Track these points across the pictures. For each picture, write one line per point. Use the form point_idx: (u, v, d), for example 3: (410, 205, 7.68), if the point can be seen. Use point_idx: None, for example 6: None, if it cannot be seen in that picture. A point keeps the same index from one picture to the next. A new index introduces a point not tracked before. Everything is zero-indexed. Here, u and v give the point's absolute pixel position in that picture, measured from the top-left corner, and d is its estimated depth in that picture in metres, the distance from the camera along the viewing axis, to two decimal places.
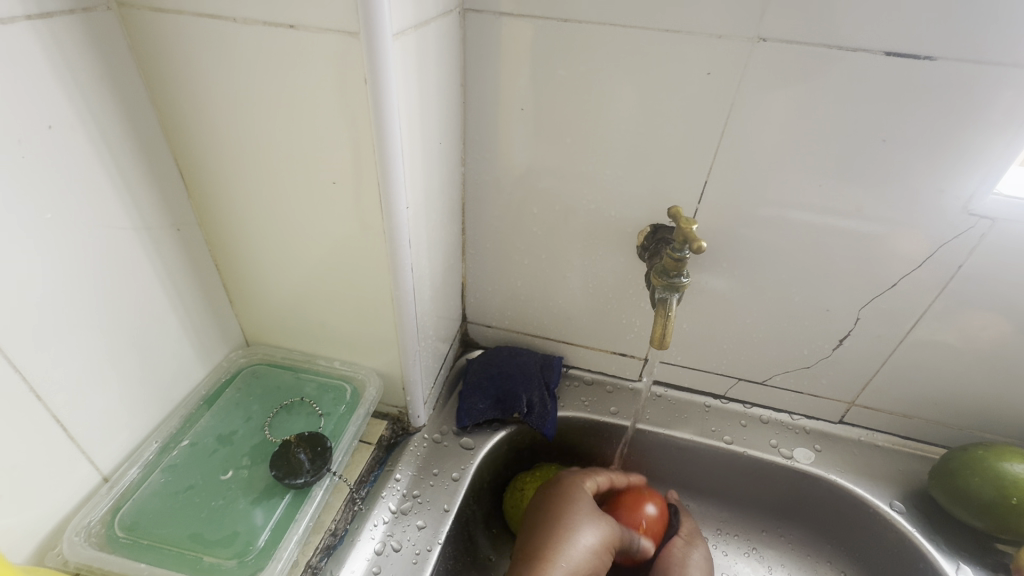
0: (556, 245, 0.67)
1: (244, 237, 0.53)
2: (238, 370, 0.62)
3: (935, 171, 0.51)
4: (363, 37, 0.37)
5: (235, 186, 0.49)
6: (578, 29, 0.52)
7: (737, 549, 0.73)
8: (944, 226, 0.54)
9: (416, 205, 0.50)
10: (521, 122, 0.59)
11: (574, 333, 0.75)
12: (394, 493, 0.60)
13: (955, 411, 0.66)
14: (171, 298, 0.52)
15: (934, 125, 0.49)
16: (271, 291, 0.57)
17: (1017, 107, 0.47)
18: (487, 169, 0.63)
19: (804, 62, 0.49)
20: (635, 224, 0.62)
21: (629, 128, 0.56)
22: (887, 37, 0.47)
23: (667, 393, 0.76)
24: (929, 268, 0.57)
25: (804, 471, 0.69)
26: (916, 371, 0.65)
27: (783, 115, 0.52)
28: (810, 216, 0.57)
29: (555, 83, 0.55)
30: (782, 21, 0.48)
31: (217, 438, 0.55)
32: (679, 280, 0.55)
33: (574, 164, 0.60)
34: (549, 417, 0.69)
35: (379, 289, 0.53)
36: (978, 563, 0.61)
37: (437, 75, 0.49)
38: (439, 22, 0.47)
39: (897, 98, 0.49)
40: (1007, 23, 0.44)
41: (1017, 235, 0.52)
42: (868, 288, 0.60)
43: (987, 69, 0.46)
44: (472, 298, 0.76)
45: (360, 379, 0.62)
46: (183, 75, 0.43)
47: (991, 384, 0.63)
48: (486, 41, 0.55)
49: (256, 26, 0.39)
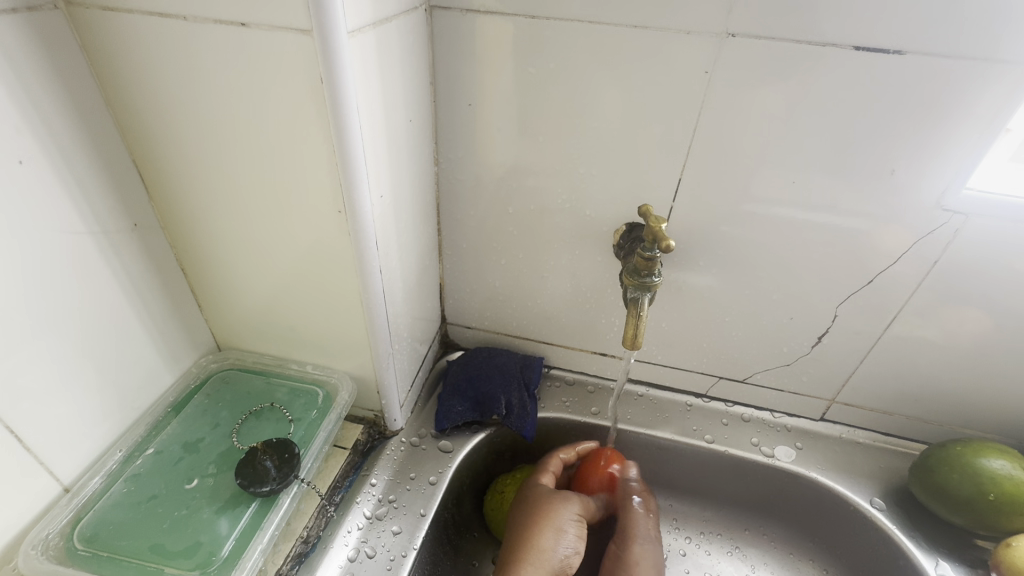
0: (533, 244, 0.66)
1: (208, 242, 0.52)
2: (209, 375, 0.61)
3: (908, 167, 0.51)
4: (316, 36, 0.36)
5: (197, 190, 0.49)
6: (547, 26, 0.51)
7: (720, 548, 0.72)
8: (918, 222, 0.53)
9: (383, 206, 0.49)
10: (493, 120, 0.58)
11: (555, 333, 0.74)
12: (369, 498, 0.59)
13: (935, 407, 0.66)
14: (134, 304, 0.51)
15: (905, 120, 0.49)
16: (239, 297, 0.57)
17: (988, 102, 0.47)
18: (461, 168, 0.63)
19: (774, 58, 0.48)
20: (611, 222, 0.62)
21: (601, 125, 0.55)
22: (857, 31, 0.46)
23: (649, 392, 0.76)
24: (905, 264, 0.56)
25: (785, 469, 0.69)
26: (895, 367, 0.64)
27: (755, 111, 0.51)
28: (786, 213, 0.56)
29: (526, 80, 0.55)
30: (751, 15, 0.47)
31: (184, 446, 0.54)
32: (651, 279, 0.55)
33: (548, 163, 0.59)
34: (528, 418, 0.68)
35: (347, 293, 0.52)
36: (958, 560, 0.60)
37: (402, 73, 0.48)
38: (402, 19, 0.46)
39: (868, 93, 0.48)
40: (977, 17, 0.43)
41: (991, 231, 0.52)
42: (845, 285, 0.60)
43: (957, 64, 0.46)
44: (450, 299, 0.75)
45: (333, 383, 0.61)
46: (137, 77, 0.42)
47: (969, 380, 0.63)
48: (454, 38, 0.54)
49: (208, 25, 0.38)
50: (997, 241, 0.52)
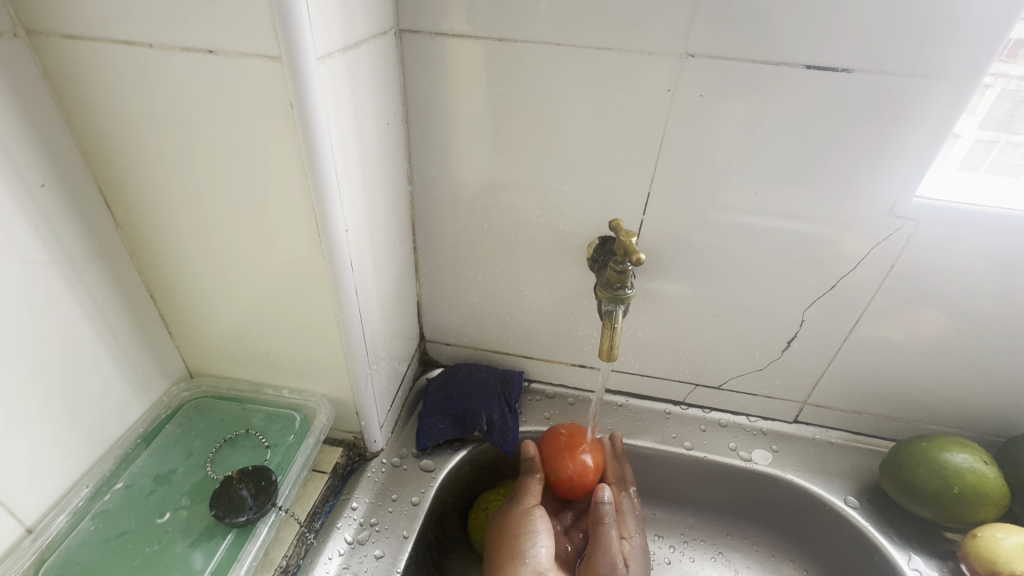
0: (510, 260, 0.67)
1: (178, 268, 0.52)
2: (180, 404, 0.59)
3: (862, 175, 0.54)
4: (285, 62, 0.37)
5: (165, 212, 0.48)
6: (515, 48, 0.53)
7: (704, 554, 0.73)
8: (875, 228, 0.56)
9: (358, 227, 0.49)
10: (466, 139, 0.59)
11: (533, 347, 0.74)
12: (349, 523, 0.58)
13: (901, 405, 0.69)
14: (100, 330, 0.49)
15: (858, 132, 0.52)
16: (210, 321, 0.55)
17: (930, 114, 0.50)
18: (435, 186, 0.63)
19: (731, 76, 0.51)
20: (583, 237, 0.63)
21: (570, 143, 0.57)
22: (806, 52, 0.49)
23: (628, 401, 0.77)
24: (865, 267, 0.59)
25: (762, 471, 0.70)
26: (862, 367, 0.67)
27: (718, 128, 0.54)
28: (750, 223, 0.59)
29: (496, 100, 0.56)
30: (707, 38, 0.49)
31: (154, 478, 0.53)
32: (624, 292, 0.56)
33: (521, 179, 0.60)
34: (509, 433, 0.68)
35: (322, 314, 0.52)
36: (929, 552, 0.62)
37: (373, 94, 0.49)
38: (371, 43, 0.47)
39: (820, 109, 0.51)
40: (916, 38, 0.47)
41: (940, 235, 0.55)
42: (811, 289, 0.62)
43: (899, 80, 0.49)
44: (428, 316, 0.75)
45: (311, 407, 0.60)
46: (102, 103, 0.42)
47: (931, 377, 0.65)
48: (424, 61, 0.55)
49: (176, 52, 0.38)
50: (946, 244, 0.55)
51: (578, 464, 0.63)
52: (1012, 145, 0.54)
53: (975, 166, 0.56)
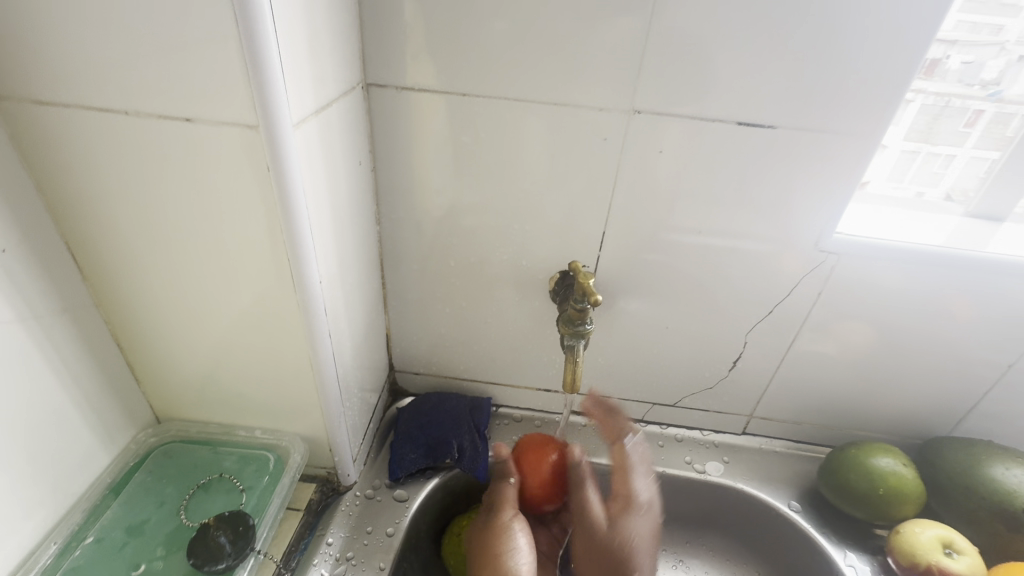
0: (476, 293, 0.70)
1: (148, 317, 0.52)
2: (148, 451, 0.59)
3: (790, 215, 0.60)
4: (262, 130, 0.39)
5: (136, 265, 0.48)
6: (477, 102, 0.56)
7: (665, 563, 0.78)
8: (803, 259, 0.63)
9: (330, 274, 0.51)
10: (433, 182, 0.62)
11: (500, 374, 0.78)
12: (326, 558, 0.59)
13: (834, 414, 0.76)
14: (66, 383, 0.49)
15: (787, 178, 0.58)
16: (180, 367, 0.56)
17: (846, 164, 0.56)
18: (403, 225, 0.66)
19: (674, 129, 0.56)
20: (545, 271, 0.67)
21: (531, 187, 0.61)
22: (739, 109, 0.54)
23: (591, 421, 0.81)
24: (796, 294, 0.66)
25: (715, 482, 0.76)
26: (799, 381, 0.74)
27: (664, 173, 0.59)
28: (696, 256, 0.64)
29: (460, 148, 0.59)
30: (651, 96, 0.54)
31: (126, 530, 0.52)
32: (583, 327, 0.60)
33: (486, 219, 0.64)
34: (480, 459, 0.70)
35: (296, 357, 0.53)
36: (863, 549, 0.69)
37: (343, 147, 0.51)
38: (341, 101, 0.50)
39: (753, 158, 0.57)
40: (829, 103, 0.53)
41: (858, 265, 0.62)
42: (751, 314, 0.68)
43: (818, 135, 0.55)
44: (398, 348, 0.77)
45: (284, 446, 0.61)
46: (73, 164, 0.43)
47: (858, 389, 0.73)
48: (391, 111, 0.58)
49: (152, 119, 0.40)
50: (864, 273, 0.63)
51: (545, 462, 0.68)
52: (933, 154, 0.65)
53: (902, 172, 0.67)
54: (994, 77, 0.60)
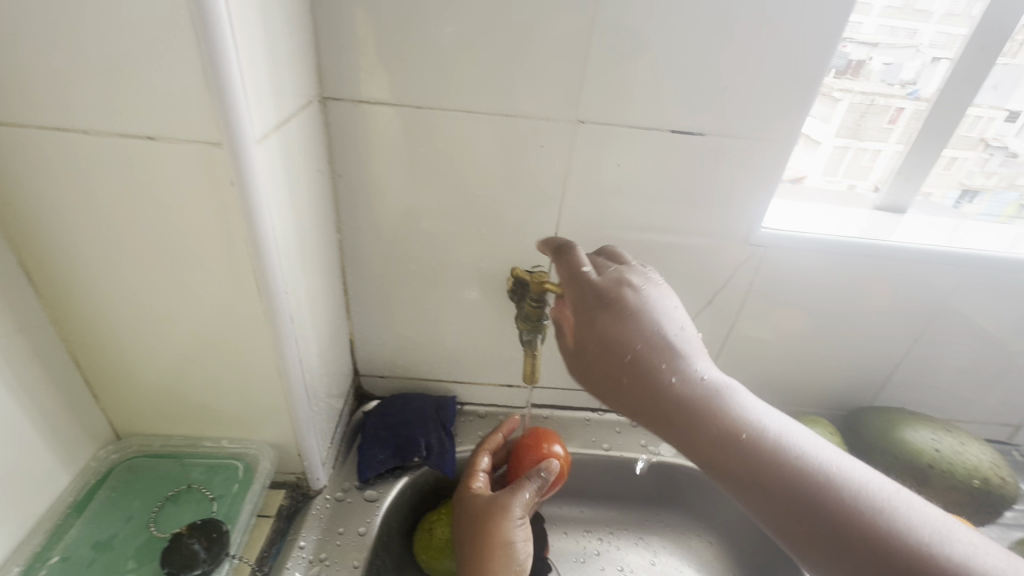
0: (437, 295, 0.73)
1: (106, 332, 0.52)
2: (110, 467, 0.58)
3: (724, 214, 0.66)
4: (227, 147, 0.40)
5: (94, 280, 0.48)
6: (431, 114, 0.59)
7: (628, 541, 0.82)
8: (736, 253, 0.69)
9: (295, 282, 0.53)
10: (391, 190, 0.64)
11: (464, 372, 0.81)
12: (299, 561, 0.60)
13: (771, 392, 0.84)
14: (24, 403, 0.48)
15: (719, 181, 0.64)
16: (142, 382, 0.56)
17: (769, 167, 0.63)
18: (363, 232, 0.68)
19: (616, 138, 0.61)
20: (503, 272, 0.71)
21: (486, 193, 0.64)
22: (673, 119, 0.60)
23: (553, 413, 0.85)
24: (732, 284, 0.72)
25: (668, 462, 0.81)
26: (738, 364, 0.80)
27: (609, 178, 0.64)
28: (641, 253, 0.69)
29: (417, 157, 0.62)
30: (594, 107, 0.59)
31: (93, 546, 0.52)
32: (542, 322, 0.64)
33: (444, 224, 0.67)
34: (447, 456, 0.73)
35: (264, 365, 0.54)
36: None
37: (303, 159, 0.53)
38: (299, 115, 0.51)
39: (688, 163, 0.63)
40: (751, 113, 0.59)
41: (784, 256, 0.69)
42: (693, 304, 0.74)
43: (743, 142, 0.61)
44: (362, 352, 0.78)
45: (252, 454, 0.61)
46: (26, 182, 0.42)
47: (789, 368, 0.80)
48: (348, 123, 0.60)
49: (112, 137, 0.40)
50: (789, 263, 0.70)
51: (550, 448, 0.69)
52: (861, 149, 0.74)
53: (836, 166, 0.76)
54: (912, 77, 0.69)
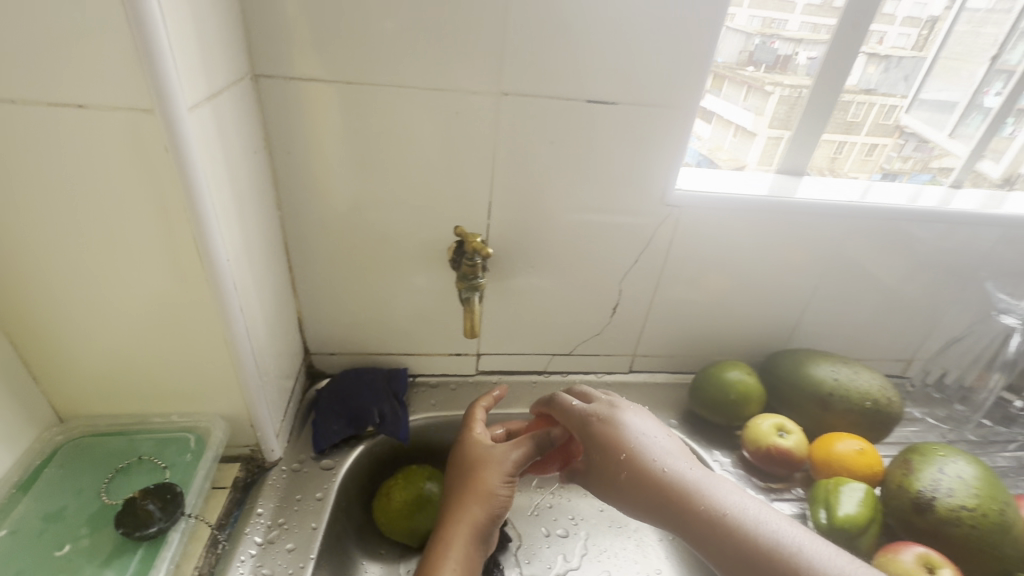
0: (381, 268, 0.76)
1: (43, 310, 0.52)
2: (56, 447, 0.59)
3: (642, 178, 0.72)
4: (158, 112, 0.42)
5: (27, 256, 0.49)
6: (362, 90, 0.62)
7: (578, 493, 0.88)
8: (656, 214, 0.76)
9: (236, 251, 0.54)
10: (329, 166, 0.67)
11: (413, 344, 0.84)
12: (258, 527, 0.62)
13: (699, 345, 0.91)
14: None
15: (635, 146, 0.70)
16: (83, 360, 0.56)
17: (678, 132, 0.69)
18: (304, 209, 0.70)
19: (538, 109, 0.66)
20: (443, 241, 0.74)
21: (421, 165, 0.68)
22: (589, 90, 0.65)
23: (502, 379, 0.90)
24: (656, 244, 0.79)
25: None
26: (668, 320, 0.87)
27: (535, 147, 0.68)
28: (572, 218, 0.75)
29: (352, 132, 0.65)
30: (515, 80, 0.64)
31: (43, 518, 0.54)
32: (477, 280, 0.70)
33: (382, 197, 0.70)
34: (401, 422, 0.76)
35: (211, 334, 0.55)
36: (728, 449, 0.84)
37: (237, 132, 0.55)
38: (230, 89, 0.53)
39: (606, 131, 0.68)
40: (657, 84, 0.66)
41: (699, 215, 0.76)
42: (623, 265, 0.80)
43: (654, 110, 0.67)
44: (311, 330, 0.80)
45: (204, 426, 0.63)
46: None
47: (713, 320, 0.88)
48: (281, 100, 0.62)
49: (39, 107, 0.41)
50: (704, 222, 0.77)
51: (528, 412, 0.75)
52: (772, 137, 0.82)
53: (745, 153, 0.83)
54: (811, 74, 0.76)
